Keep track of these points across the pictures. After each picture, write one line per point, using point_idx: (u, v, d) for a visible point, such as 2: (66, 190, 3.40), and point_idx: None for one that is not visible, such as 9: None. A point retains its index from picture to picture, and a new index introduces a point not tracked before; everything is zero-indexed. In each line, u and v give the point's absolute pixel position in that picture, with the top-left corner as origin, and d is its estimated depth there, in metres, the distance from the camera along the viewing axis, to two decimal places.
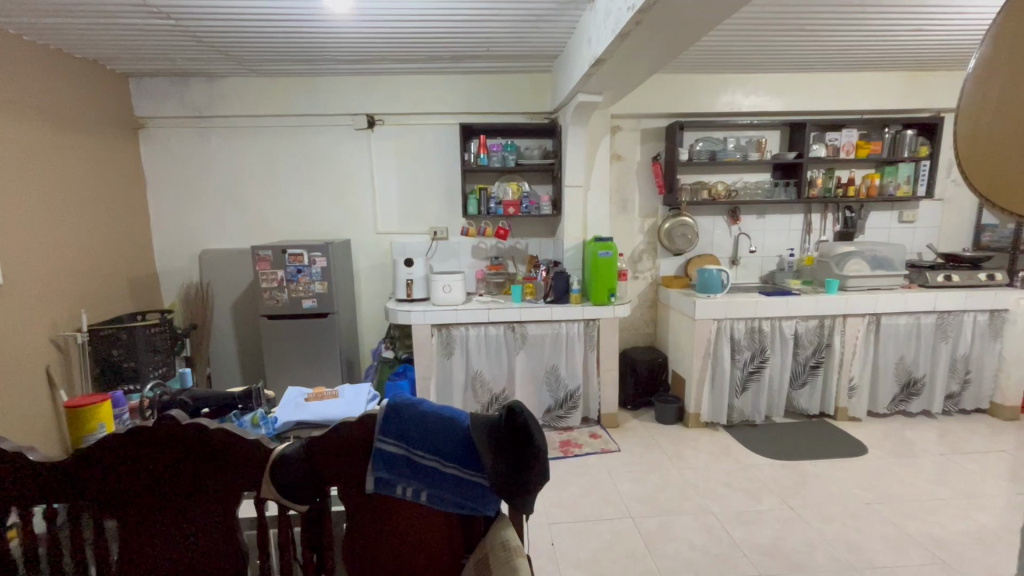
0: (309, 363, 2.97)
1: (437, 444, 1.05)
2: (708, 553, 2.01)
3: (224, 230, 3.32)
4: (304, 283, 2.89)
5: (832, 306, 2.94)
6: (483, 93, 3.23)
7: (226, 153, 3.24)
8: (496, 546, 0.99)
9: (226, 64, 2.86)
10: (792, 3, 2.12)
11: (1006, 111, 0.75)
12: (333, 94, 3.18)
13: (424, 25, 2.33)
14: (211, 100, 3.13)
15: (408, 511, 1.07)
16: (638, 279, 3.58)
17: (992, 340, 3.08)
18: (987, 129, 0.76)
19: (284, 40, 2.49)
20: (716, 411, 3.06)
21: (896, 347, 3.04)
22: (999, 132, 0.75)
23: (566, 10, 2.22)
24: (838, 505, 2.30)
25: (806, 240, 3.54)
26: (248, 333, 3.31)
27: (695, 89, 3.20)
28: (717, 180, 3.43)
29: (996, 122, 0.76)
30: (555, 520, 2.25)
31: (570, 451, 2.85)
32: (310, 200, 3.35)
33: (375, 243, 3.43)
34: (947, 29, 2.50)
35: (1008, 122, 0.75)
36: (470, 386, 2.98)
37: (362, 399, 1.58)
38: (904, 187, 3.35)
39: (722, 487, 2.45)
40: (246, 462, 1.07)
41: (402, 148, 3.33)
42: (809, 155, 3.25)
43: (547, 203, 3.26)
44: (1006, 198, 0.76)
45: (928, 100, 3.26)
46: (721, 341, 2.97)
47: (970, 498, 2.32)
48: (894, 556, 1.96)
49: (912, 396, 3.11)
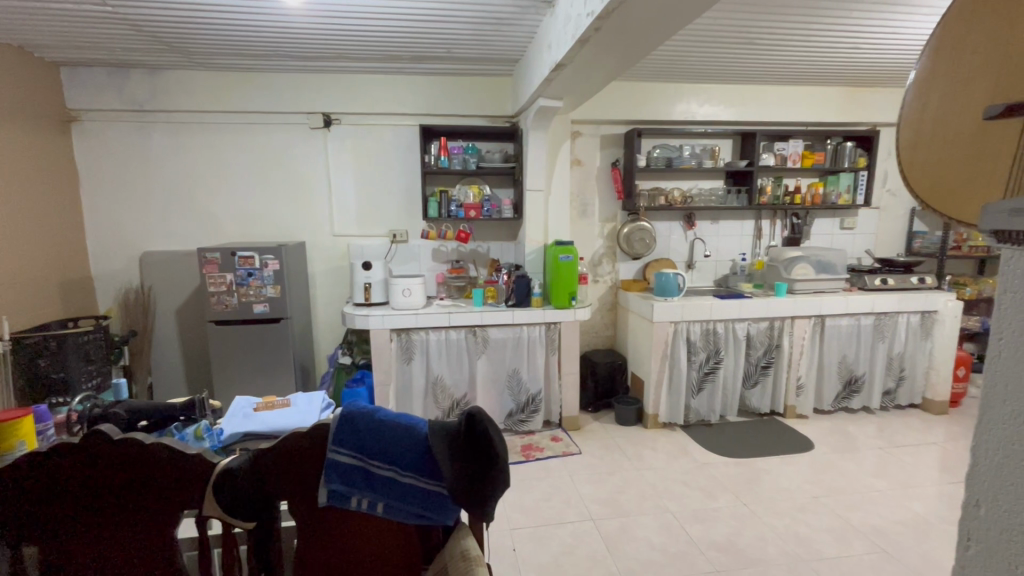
0: (259, 372, 2.85)
1: (394, 454, 1.00)
2: (667, 552, 2.04)
3: (168, 229, 3.14)
4: (255, 287, 2.76)
5: (780, 309, 3.07)
6: (443, 94, 3.18)
7: (170, 150, 3.07)
8: (456, 555, 0.97)
9: (169, 56, 2.71)
10: (744, 16, 2.20)
11: (944, 112, 0.62)
12: (285, 90, 3.05)
13: (381, 23, 2.29)
14: (153, 93, 2.94)
15: (365, 522, 1.04)
16: (598, 283, 3.63)
17: (924, 339, 3.29)
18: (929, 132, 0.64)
19: (234, 32, 2.39)
20: (674, 412, 3.13)
21: (839, 346, 3.20)
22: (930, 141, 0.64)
23: (526, 14, 2.23)
24: (789, 500, 2.39)
25: (756, 245, 3.69)
26: (193, 340, 3.13)
27: (653, 97, 3.29)
28: (673, 186, 3.53)
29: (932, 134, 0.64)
30: (516, 526, 2.23)
31: (531, 455, 2.84)
32: (262, 199, 3.21)
33: (331, 246, 3.33)
34: (882, 47, 2.66)
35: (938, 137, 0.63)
36: (431, 392, 2.94)
37: (316, 407, 1.52)
38: (844, 196, 3.54)
39: (679, 486, 2.51)
40: (185, 476, 1.01)
41: (360, 149, 3.24)
42: (758, 164, 3.39)
43: (508, 206, 3.26)
44: (946, 204, 0.62)
45: (866, 113, 3.47)
46: (677, 344, 3.04)
47: (906, 489, 2.47)
48: (839, 547, 2.05)
49: (853, 393, 3.28)
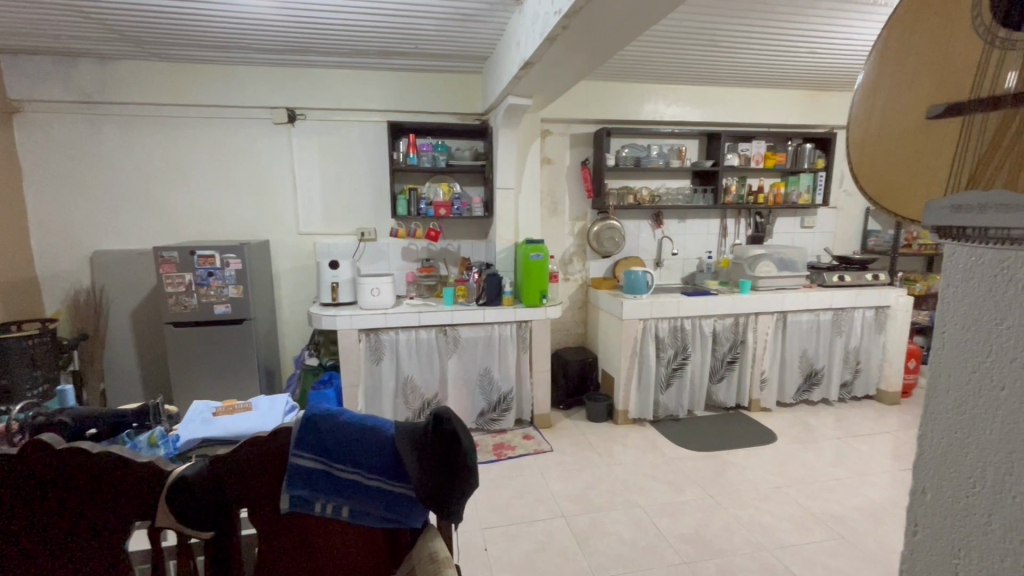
0: (221, 375, 2.75)
1: (359, 455, 0.98)
2: (636, 546, 2.07)
3: (121, 227, 2.99)
4: (216, 287, 2.66)
5: (744, 306, 3.16)
6: (412, 91, 3.13)
7: (123, 144, 2.93)
8: (425, 557, 0.96)
9: (121, 45, 2.58)
10: (708, 19, 2.25)
11: (889, 117, 0.64)
12: (247, 83, 2.94)
13: (346, 16, 2.24)
14: (104, 84, 2.81)
15: (331, 527, 1.01)
16: (569, 281, 3.65)
17: (878, 333, 3.43)
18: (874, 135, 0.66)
19: (190, 22, 2.30)
20: (643, 407, 3.17)
21: (800, 341, 3.31)
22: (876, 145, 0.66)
23: (494, 11, 2.22)
24: (753, 490, 2.46)
25: (722, 243, 3.78)
26: (150, 343, 3.01)
27: (622, 97, 3.32)
28: (642, 185, 3.58)
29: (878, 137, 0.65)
30: (487, 525, 2.22)
31: (503, 454, 2.84)
32: (223, 195, 3.10)
33: (296, 244, 3.24)
34: (838, 51, 2.77)
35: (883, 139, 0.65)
36: (401, 393, 2.90)
37: (278, 410, 1.48)
38: (805, 196, 3.66)
39: (648, 480, 2.55)
40: (136, 486, 0.96)
41: (327, 145, 3.16)
42: (723, 164, 3.47)
43: (478, 204, 3.24)
44: (893, 204, 0.64)
45: (824, 116, 3.59)
46: (646, 340, 3.09)
47: (862, 476, 2.57)
48: (800, 534, 2.13)
49: (813, 386, 3.40)
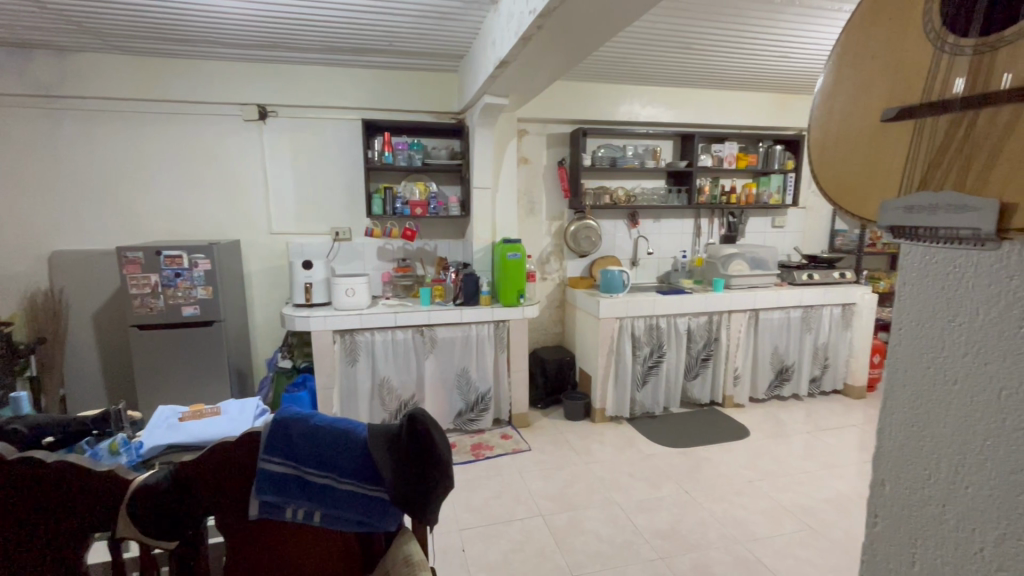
0: (189, 378, 2.67)
1: (331, 459, 0.96)
2: (613, 543, 2.09)
3: (82, 226, 2.88)
4: (184, 289, 2.58)
5: (718, 304, 3.22)
6: (387, 88, 3.09)
7: (84, 140, 2.82)
8: (399, 561, 0.95)
9: (80, 37, 2.48)
10: (680, 21, 2.29)
11: (848, 118, 0.66)
12: (215, 78, 2.86)
13: (318, 11, 2.20)
14: (63, 77, 2.69)
15: (303, 532, 1.00)
16: (546, 280, 3.66)
17: (845, 330, 3.54)
18: (832, 137, 0.67)
19: (154, 15, 2.22)
20: (620, 405, 3.21)
21: (772, 338, 3.39)
22: (835, 147, 0.67)
23: (470, 10, 2.21)
24: (727, 485, 2.51)
25: (696, 243, 3.84)
26: (114, 346, 2.91)
27: (598, 97, 3.35)
28: (618, 185, 3.61)
29: (836, 140, 0.67)
30: (465, 526, 2.21)
31: (481, 454, 2.83)
32: (190, 193, 3.01)
33: (269, 244, 3.17)
34: (806, 55, 2.84)
35: (841, 140, 0.66)
36: (377, 394, 2.86)
37: (249, 414, 1.44)
38: (775, 196, 3.75)
39: (625, 477, 2.58)
40: (97, 497, 0.92)
41: (299, 142, 3.10)
42: (697, 164, 3.53)
43: (454, 203, 3.22)
44: (850, 204, 0.65)
45: (793, 118, 3.69)
46: (623, 339, 3.12)
47: (830, 469, 2.65)
48: (772, 526, 2.18)
49: (784, 381, 3.49)
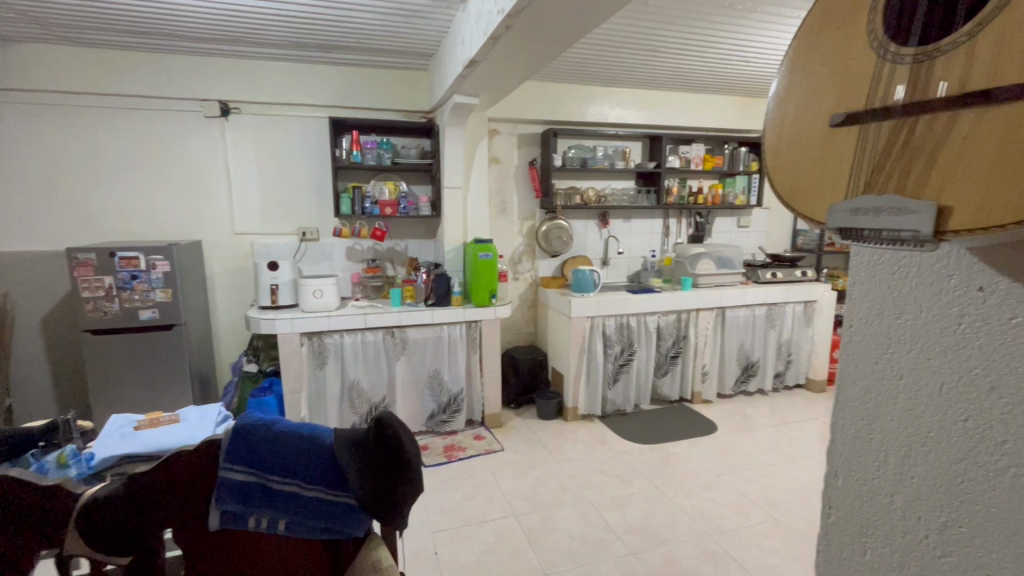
0: (147, 385, 2.56)
1: (295, 466, 0.93)
2: (585, 540, 2.10)
3: (27, 226, 2.73)
4: (141, 291, 2.48)
5: (686, 302, 3.29)
6: (355, 86, 3.03)
7: (29, 135, 2.67)
8: (367, 568, 0.93)
9: (25, 27, 2.35)
10: (647, 25, 2.33)
11: (799, 122, 0.67)
12: (172, 72, 2.75)
13: (282, 6, 2.14)
14: (6, 69, 2.55)
15: (265, 541, 0.97)
16: (518, 280, 3.66)
17: (807, 326, 3.66)
18: (785, 140, 0.68)
19: (105, 5, 2.12)
20: (592, 403, 3.24)
21: (737, 334, 3.48)
22: (788, 150, 0.67)
23: (438, 8, 2.20)
24: (696, 479, 2.56)
25: (665, 242, 3.91)
26: (65, 352, 2.77)
27: (568, 98, 3.37)
28: (588, 185, 3.64)
29: (788, 143, 0.67)
30: (437, 528, 2.20)
31: (453, 455, 2.81)
32: (147, 192, 2.89)
33: (232, 245, 3.07)
34: (767, 60, 2.93)
35: (794, 143, 0.66)
36: (347, 397, 2.81)
37: (209, 422, 1.39)
38: (740, 197, 3.85)
39: (597, 475, 2.61)
40: (39, 512, 0.86)
41: (263, 140, 3.02)
42: (665, 165, 3.60)
43: (425, 203, 3.19)
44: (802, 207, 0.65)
45: (757, 121, 3.79)
46: (594, 337, 3.15)
47: (793, 461, 2.74)
48: (738, 519, 2.24)
49: (750, 377, 3.59)
